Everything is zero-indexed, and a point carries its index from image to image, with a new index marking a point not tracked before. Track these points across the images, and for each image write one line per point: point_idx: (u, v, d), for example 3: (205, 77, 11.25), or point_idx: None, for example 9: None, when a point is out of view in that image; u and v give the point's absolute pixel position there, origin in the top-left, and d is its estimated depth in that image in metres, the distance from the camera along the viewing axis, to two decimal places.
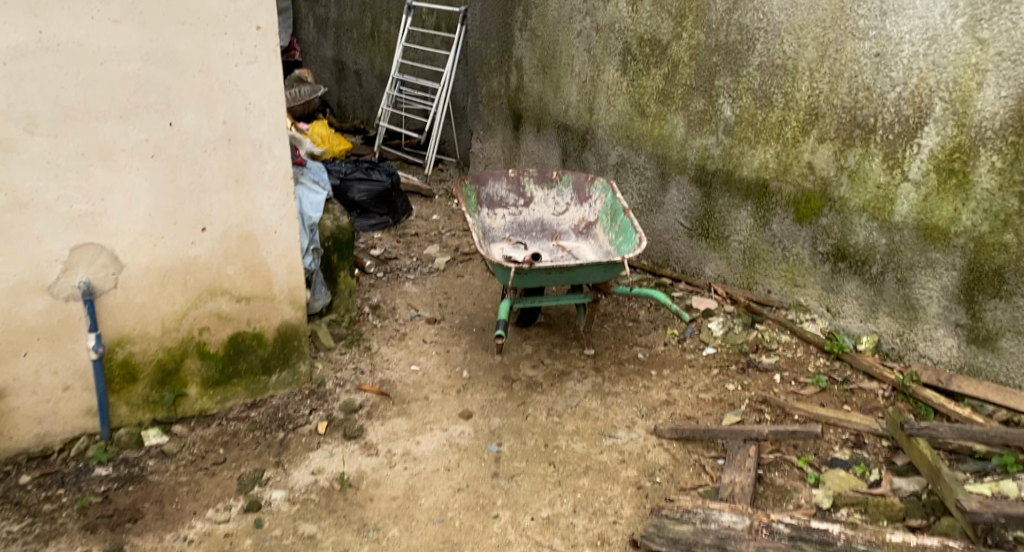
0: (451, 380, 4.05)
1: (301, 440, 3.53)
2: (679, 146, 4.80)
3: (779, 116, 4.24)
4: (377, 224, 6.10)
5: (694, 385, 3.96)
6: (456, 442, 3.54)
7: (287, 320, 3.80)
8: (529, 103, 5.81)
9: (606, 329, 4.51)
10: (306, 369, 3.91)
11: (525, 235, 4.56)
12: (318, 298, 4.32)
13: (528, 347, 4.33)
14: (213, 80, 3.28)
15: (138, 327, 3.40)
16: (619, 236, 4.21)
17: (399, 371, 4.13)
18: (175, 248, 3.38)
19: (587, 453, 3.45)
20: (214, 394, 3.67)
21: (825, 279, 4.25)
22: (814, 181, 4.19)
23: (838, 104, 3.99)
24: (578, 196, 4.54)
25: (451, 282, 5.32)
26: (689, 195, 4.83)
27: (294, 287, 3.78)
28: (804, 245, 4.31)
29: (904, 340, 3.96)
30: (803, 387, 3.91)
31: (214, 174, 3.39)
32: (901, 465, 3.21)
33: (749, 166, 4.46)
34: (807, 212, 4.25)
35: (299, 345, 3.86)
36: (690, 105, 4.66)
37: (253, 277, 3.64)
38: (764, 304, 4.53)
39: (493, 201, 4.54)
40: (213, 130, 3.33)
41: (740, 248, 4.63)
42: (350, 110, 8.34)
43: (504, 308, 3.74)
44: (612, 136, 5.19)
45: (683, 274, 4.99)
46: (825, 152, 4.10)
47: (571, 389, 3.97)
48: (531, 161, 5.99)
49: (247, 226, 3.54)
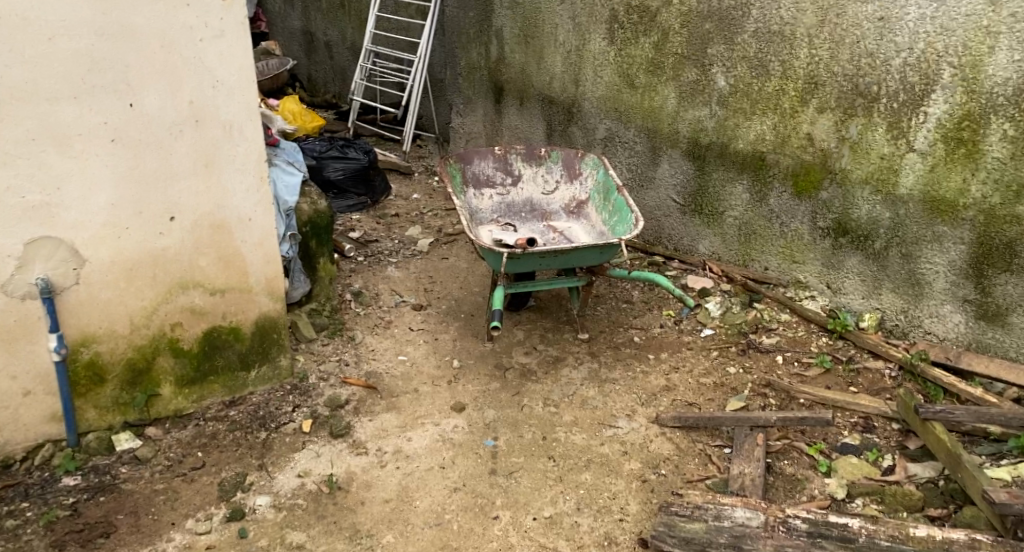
0: (441, 370, 3.88)
1: (285, 440, 3.32)
2: (670, 118, 4.60)
3: (777, 85, 4.06)
4: (355, 205, 5.86)
5: (694, 369, 3.81)
6: (450, 437, 3.36)
7: (265, 313, 3.58)
8: (511, 75, 5.57)
9: (599, 312, 4.34)
10: (287, 363, 3.70)
11: (514, 215, 4.36)
12: (297, 287, 4.12)
13: (520, 332, 4.17)
14: (176, 57, 3.02)
15: (105, 326, 3.16)
16: (613, 215, 4.02)
17: (386, 363, 3.95)
18: (141, 239, 3.13)
19: (588, 445, 3.30)
20: (190, 393, 3.44)
21: (825, 255, 4.10)
22: (814, 152, 4.02)
23: (838, 71, 3.81)
24: (568, 173, 4.34)
25: (436, 265, 5.11)
26: (681, 169, 4.65)
27: (272, 278, 3.55)
28: (803, 220, 4.15)
29: (908, 317, 3.83)
30: (807, 368, 3.76)
31: (181, 159, 3.14)
32: (915, 450, 3.09)
33: (745, 138, 4.29)
34: (807, 186, 4.09)
35: (280, 339, 3.65)
36: (683, 76, 4.46)
37: (226, 268, 3.40)
38: (761, 282, 4.39)
39: (479, 180, 4.32)
40: (179, 110, 3.08)
41: (735, 224, 4.47)
42: (321, 84, 8.03)
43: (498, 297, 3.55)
44: (600, 109, 4.98)
45: (677, 253, 4.83)
46: (825, 123, 3.93)
47: (567, 376, 3.81)
48: (514, 136, 5.77)
49: (220, 214, 3.30)
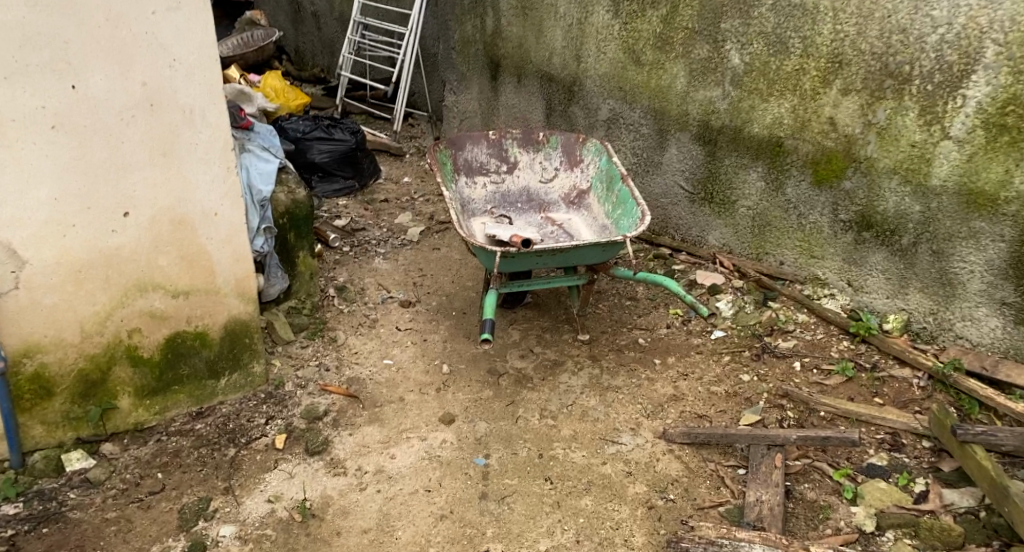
0: (429, 376, 3.59)
1: (255, 458, 3.03)
2: (679, 99, 4.25)
3: (797, 64, 3.71)
4: (342, 189, 5.54)
5: (704, 376, 3.51)
6: (437, 455, 3.07)
7: (234, 316, 3.26)
8: (508, 50, 5.20)
9: (601, 310, 4.04)
10: (261, 370, 3.40)
11: (509, 206, 4.03)
12: (274, 284, 3.80)
13: (515, 333, 3.88)
14: (126, 32, 2.67)
15: (51, 334, 2.84)
16: (617, 208, 3.69)
17: (370, 368, 3.64)
18: (90, 237, 2.81)
19: (588, 465, 3.00)
20: (152, 404, 3.14)
21: (847, 250, 3.77)
22: (836, 138, 3.68)
23: (867, 49, 3.45)
24: (567, 160, 4.01)
25: (427, 256, 4.79)
26: (690, 153, 4.32)
27: (242, 278, 3.23)
28: (823, 212, 3.82)
29: (938, 320, 3.51)
30: (827, 375, 3.43)
31: (134, 147, 2.80)
32: (949, 473, 2.78)
33: (760, 122, 3.95)
34: (828, 174, 3.75)
35: (252, 343, 3.34)
36: (693, 52, 4.10)
37: (191, 268, 3.08)
38: (776, 278, 4.07)
39: (472, 167, 3.98)
40: (130, 93, 2.74)
41: (749, 214, 4.15)
42: (309, 57, 7.65)
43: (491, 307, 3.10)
44: (603, 88, 4.62)
45: (684, 244, 4.51)
46: (849, 106, 3.59)
47: (566, 384, 3.52)
48: (511, 116, 5.41)
49: (181, 208, 2.97)
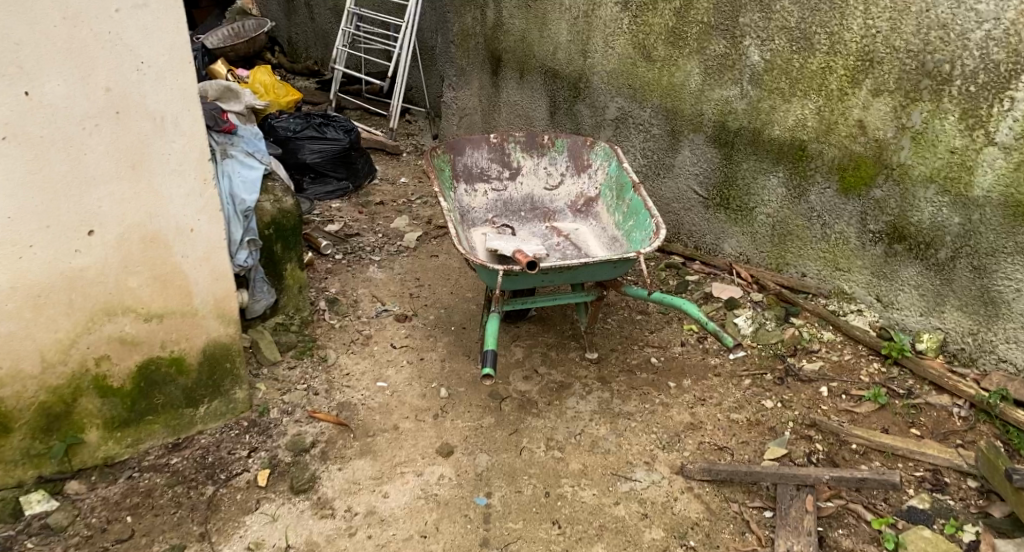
0: (427, 401, 3.33)
1: (235, 498, 2.79)
2: (693, 98, 3.97)
3: (823, 62, 3.43)
4: (335, 191, 5.27)
5: (723, 402, 3.24)
6: (434, 493, 2.82)
7: (214, 339, 2.99)
8: (510, 44, 4.91)
9: (610, 326, 3.78)
10: (244, 396, 3.13)
11: (512, 215, 3.75)
12: (259, 299, 3.54)
13: (518, 352, 3.63)
14: (86, 32, 2.40)
15: (7, 365, 2.57)
16: (628, 218, 3.42)
17: (362, 391, 3.38)
18: (51, 259, 2.53)
19: (599, 506, 2.75)
20: (124, 436, 2.88)
21: (876, 264, 3.50)
22: (866, 143, 3.41)
23: (901, 46, 3.18)
24: (574, 165, 3.73)
25: (424, 264, 4.53)
26: (704, 156, 4.04)
27: (222, 298, 2.96)
28: (850, 222, 3.55)
29: (978, 341, 3.24)
30: (857, 403, 3.16)
31: (99, 159, 2.53)
32: (1001, 521, 2.53)
33: (781, 124, 3.67)
34: (856, 181, 3.48)
35: (233, 368, 3.07)
36: (708, 48, 3.81)
37: (165, 289, 2.81)
38: (797, 291, 3.81)
39: (472, 173, 3.70)
40: (92, 99, 2.47)
41: (768, 222, 3.87)
42: (303, 48, 7.36)
43: (493, 336, 2.70)
44: (611, 85, 4.33)
45: (698, 252, 4.24)
46: (881, 108, 3.32)
47: (573, 410, 3.26)
48: (513, 114, 5.13)
49: (153, 224, 2.70)
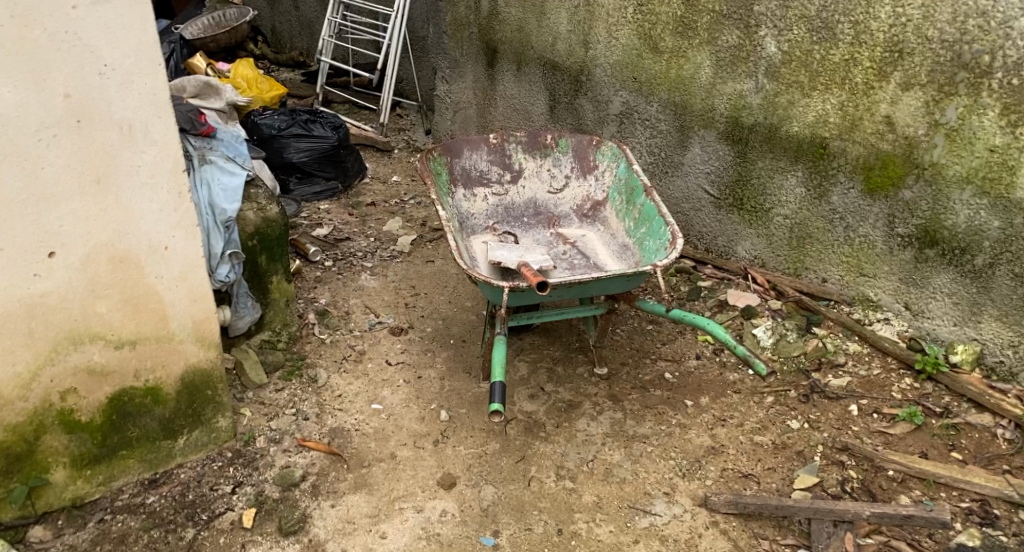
0: (426, 425, 3.09)
1: (218, 542, 2.57)
2: (703, 92, 3.72)
3: (846, 53, 3.18)
4: (323, 191, 5.01)
5: (746, 422, 3.02)
6: (436, 533, 2.61)
7: (193, 366, 2.74)
8: (507, 34, 4.64)
9: (619, 337, 3.54)
10: (227, 424, 2.88)
11: (514, 221, 3.50)
12: (242, 315, 3.29)
13: (523, 368, 3.39)
14: (39, 33, 2.13)
15: None
16: (640, 225, 3.17)
17: (355, 415, 3.13)
18: (7, 285, 2.26)
19: (616, 545, 2.56)
20: (95, 474, 2.62)
21: (905, 269, 3.27)
22: (894, 140, 3.18)
23: (934, 35, 2.95)
24: (580, 166, 3.48)
25: (419, 271, 4.28)
26: (716, 154, 3.79)
27: (202, 320, 2.70)
28: (876, 225, 3.32)
29: (1019, 353, 3.02)
30: (890, 423, 2.94)
31: (59, 173, 2.26)
32: None
33: (800, 120, 3.43)
34: (883, 182, 3.25)
35: (215, 395, 2.82)
36: (720, 39, 3.56)
37: (137, 313, 2.54)
38: (818, 297, 3.58)
39: (470, 177, 3.44)
40: (49, 107, 2.20)
41: (786, 224, 3.63)
42: (288, 39, 7.07)
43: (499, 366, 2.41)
44: (614, 78, 4.07)
45: (709, 255, 3.99)
46: (911, 103, 3.08)
47: (584, 433, 3.03)
48: (511, 108, 4.87)
49: (122, 243, 2.44)
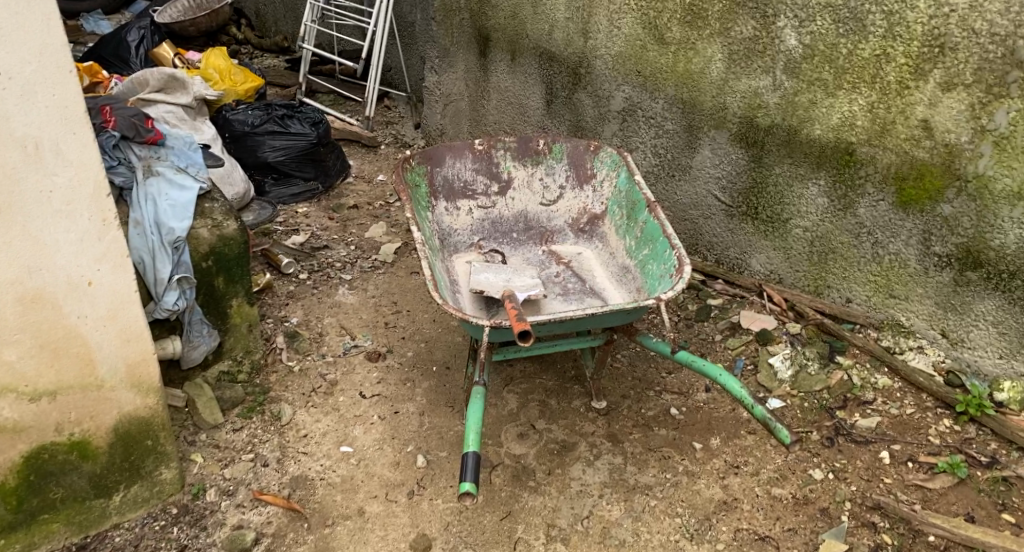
0: (401, 472, 2.75)
1: None
2: (714, 89, 3.32)
3: (877, 48, 2.79)
4: (302, 193, 4.64)
5: (763, 471, 2.67)
6: None
7: (129, 415, 2.39)
8: (500, 20, 4.24)
9: (620, 364, 3.18)
10: (173, 476, 2.55)
11: (502, 237, 3.14)
12: (197, 344, 2.93)
13: (512, 400, 3.04)
14: None
15: None
16: (642, 246, 2.80)
17: (322, 461, 2.79)
18: None
19: None
20: (12, 543, 2.32)
21: (942, 293, 2.90)
22: (932, 148, 2.79)
23: (983, 28, 2.57)
24: (576, 175, 3.10)
25: (403, 283, 3.91)
26: (728, 157, 3.40)
27: (138, 363, 2.35)
28: (908, 242, 2.94)
29: None
30: (929, 475, 2.60)
31: None
32: None
33: (823, 122, 3.03)
34: (918, 194, 2.87)
35: (156, 446, 2.47)
36: (733, 30, 3.16)
37: (56, 360, 2.20)
38: (842, 319, 3.21)
39: (453, 188, 3.07)
40: None
41: (806, 237, 3.25)
42: (272, 22, 6.65)
43: (474, 434, 1.99)
44: (616, 71, 3.68)
45: (720, 268, 3.61)
46: (953, 105, 2.70)
47: (579, 482, 2.68)
48: (504, 101, 4.47)
49: (33, 281, 2.09)
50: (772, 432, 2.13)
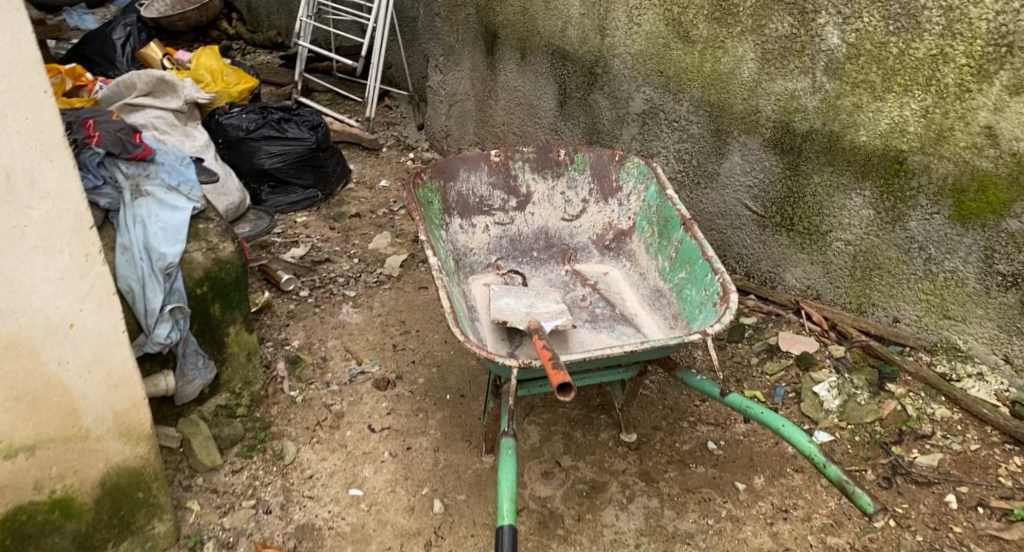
0: (416, 519, 2.51)
1: None
2: (745, 91, 3.06)
3: (933, 47, 2.54)
4: (301, 201, 4.37)
5: (817, 517, 2.44)
6: None
7: (118, 466, 2.14)
8: (509, 16, 3.97)
9: (650, 392, 2.93)
10: (167, 529, 2.28)
11: (521, 256, 2.89)
12: (192, 378, 2.67)
13: (534, 434, 2.78)
14: None
15: None
16: (677, 268, 2.54)
17: (329, 507, 2.54)
18: None
19: None
20: None
21: (1006, 316, 2.67)
22: (996, 157, 2.54)
23: None
24: (600, 187, 2.84)
25: (409, 299, 3.65)
26: (760, 164, 3.14)
27: (126, 410, 2.11)
28: (966, 259, 2.70)
29: None
30: (1004, 524, 2.39)
31: None
32: None
33: (869, 128, 2.78)
34: (980, 208, 2.62)
35: (148, 498, 2.22)
36: (768, 27, 2.89)
37: (34, 412, 1.95)
38: (889, 341, 2.97)
39: (468, 204, 2.81)
40: None
41: (847, 251, 2.99)
42: (265, 17, 6.36)
43: (508, 502, 1.76)
44: (636, 71, 3.42)
45: (751, 282, 3.35)
46: (1020, 110, 2.45)
47: (612, 530, 2.44)
48: (514, 102, 4.20)
49: (6, 326, 1.85)
50: (850, 496, 1.86)
